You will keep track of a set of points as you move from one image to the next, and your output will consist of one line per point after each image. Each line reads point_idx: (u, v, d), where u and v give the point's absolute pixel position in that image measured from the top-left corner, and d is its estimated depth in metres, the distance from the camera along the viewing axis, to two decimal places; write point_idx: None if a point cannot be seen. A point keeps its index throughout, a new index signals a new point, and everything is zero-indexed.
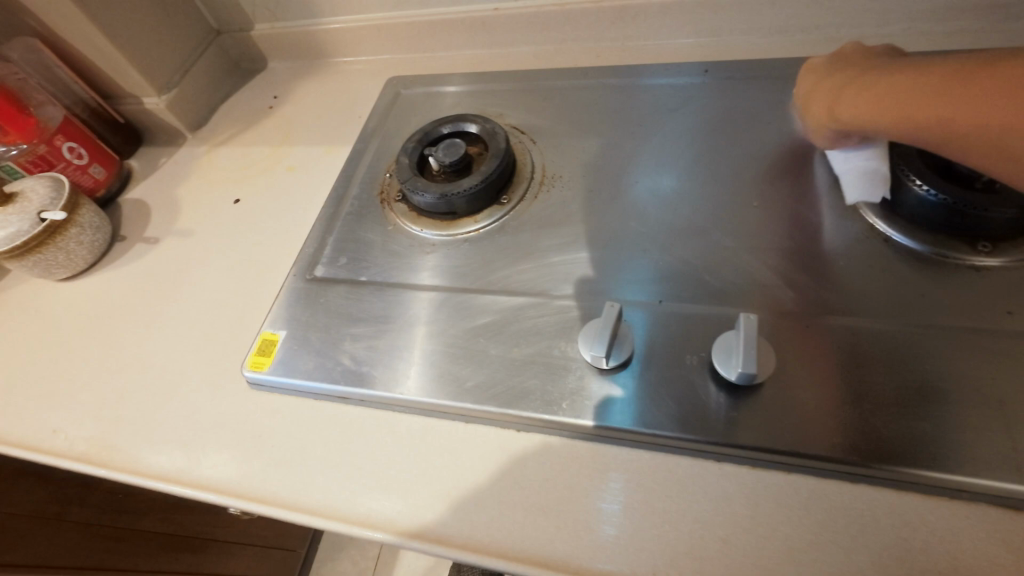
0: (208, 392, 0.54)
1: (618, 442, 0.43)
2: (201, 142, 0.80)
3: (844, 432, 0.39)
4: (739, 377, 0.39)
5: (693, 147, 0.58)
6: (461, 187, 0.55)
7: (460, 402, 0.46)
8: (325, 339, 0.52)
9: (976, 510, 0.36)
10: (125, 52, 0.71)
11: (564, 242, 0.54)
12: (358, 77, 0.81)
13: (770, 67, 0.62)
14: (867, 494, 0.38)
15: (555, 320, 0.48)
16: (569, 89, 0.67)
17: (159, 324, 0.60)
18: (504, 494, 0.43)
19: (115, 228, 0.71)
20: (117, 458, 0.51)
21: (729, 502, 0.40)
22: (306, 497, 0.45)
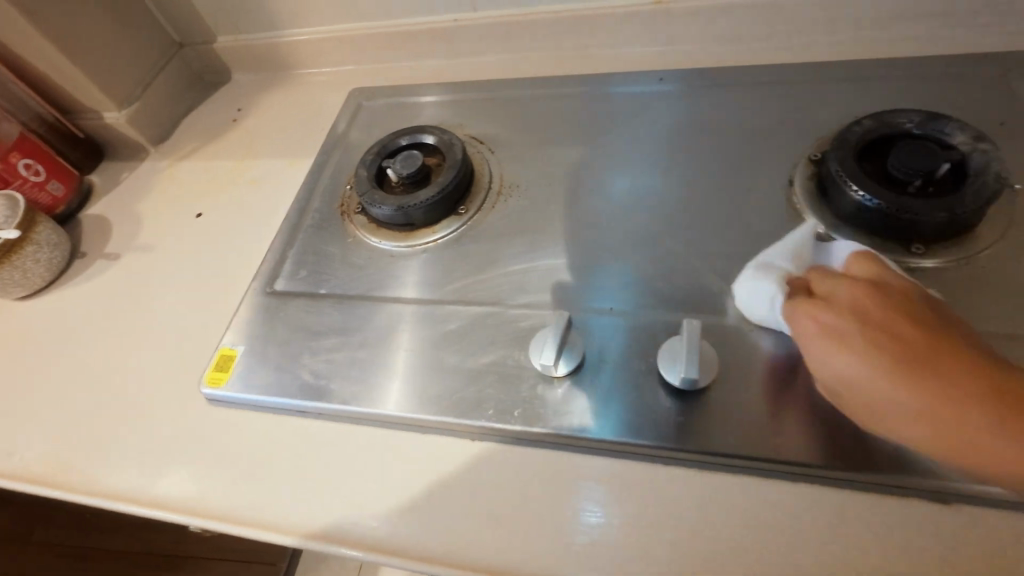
0: (166, 409, 0.54)
1: (571, 448, 0.44)
2: (163, 156, 0.79)
3: (784, 433, 0.40)
4: (682, 382, 0.41)
5: (646, 156, 0.59)
6: (418, 199, 0.55)
7: (415, 413, 0.47)
8: (284, 354, 0.52)
9: (908, 504, 0.38)
10: (83, 67, 0.71)
11: (521, 251, 0.54)
12: (322, 89, 0.81)
13: (723, 74, 0.63)
14: (808, 493, 0.39)
15: (510, 329, 0.49)
16: (528, 99, 0.68)
17: (118, 341, 0.60)
18: (458, 503, 0.43)
19: (75, 244, 0.70)
20: (73, 479, 0.51)
21: (677, 505, 0.41)
22: (263, 513, 0.45)
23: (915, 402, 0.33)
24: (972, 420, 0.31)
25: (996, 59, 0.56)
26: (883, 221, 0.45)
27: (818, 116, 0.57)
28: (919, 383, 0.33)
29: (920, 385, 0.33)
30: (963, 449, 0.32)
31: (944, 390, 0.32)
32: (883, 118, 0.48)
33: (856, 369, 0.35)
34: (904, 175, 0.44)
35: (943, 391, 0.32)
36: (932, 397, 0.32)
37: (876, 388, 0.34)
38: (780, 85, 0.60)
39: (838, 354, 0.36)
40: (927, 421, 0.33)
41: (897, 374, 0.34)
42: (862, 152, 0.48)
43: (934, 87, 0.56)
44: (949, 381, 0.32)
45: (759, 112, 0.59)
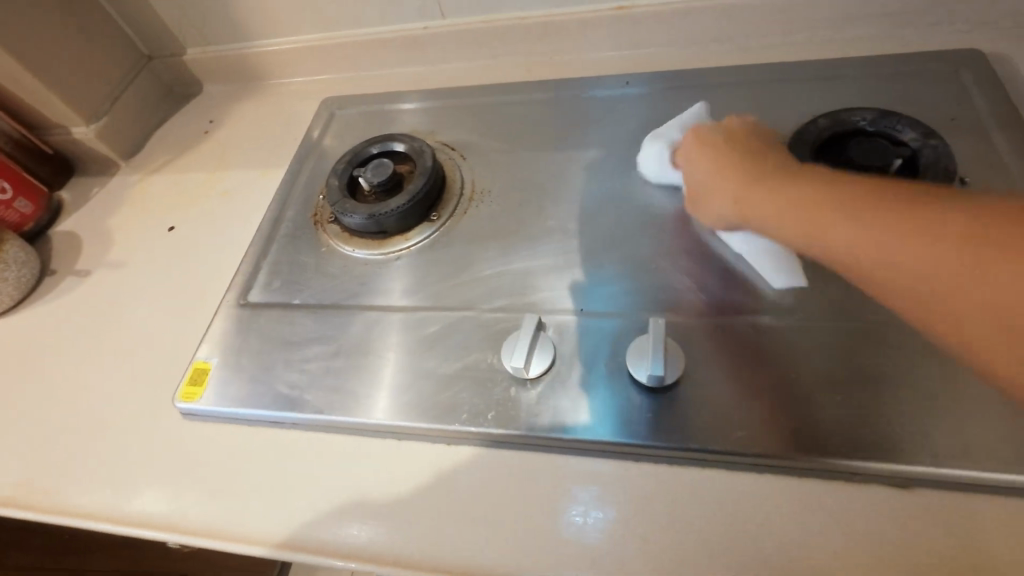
0: (141, 425, 0.53)
1: (544, 449, 0.45)
2: (134, 170, 0.79)
3: (749, 426, 0.41)
4: (648, 379, 0.42)
5: (614, 158, 0.60)
6: (390, 207, 0.56)
7: (391, 420, 0.47)
8: (259, 365, 0.52)
9: (870, 491, 0.39)
10: (49, 83, 0.70)
11: (492, 256, 0.55)
12: (294, 98, 0.81)
13: (687, 77, 0.64)
14: (773, 484, 0.40)
15: (482, 334, 0.49)
16: (499, 105, 0.69)
17: (90, 359, 0.59)
18: (435, 508, 0.44)
19: (44, 262, 0.69)
20: (46, 500, 0.50)
21: (648, 501, 0.41)
22: (239, 525, 0.45)
23: (924, 264, 0.31)
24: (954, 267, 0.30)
25: (945, 56, 0.58)
26: None
27: (779, 115, 0.58)
28: (920, 235, 0.31)
29: (927, 247, 0.31)
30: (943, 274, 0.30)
31: (969, 256, 0.29)
32: (837, 117, 0.50)
33: (854, 227, 0.34)
34: (859, 170, 0.46)
35: (960, 249, 0.30)
36: (940, 262, 0.30)
37: (879, 253, 0.33)
38: (742, 86, 0.62)
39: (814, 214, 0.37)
40: (938, 283, 0.31)
41: (897, 228, 0.32)
42: (819, 149, 0.49)
43: (889, 85, 0.58)
44: (946, 232, 0.30)
45: (722, 112, 0.60)
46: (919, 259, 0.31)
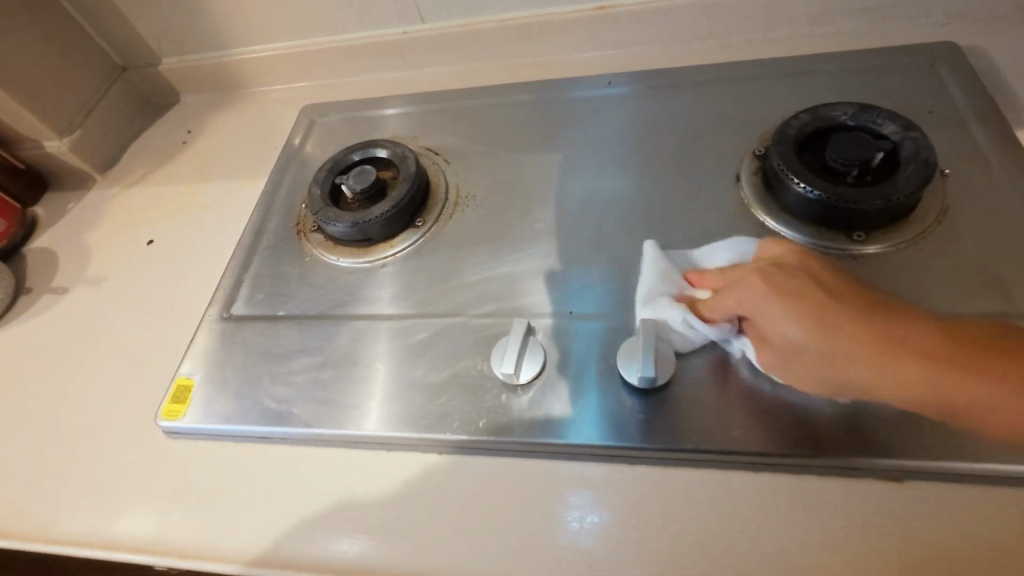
0: (123, 446, 0.52)
1: (538, 455, 0.44)
2: (111, 183, 0.77)
3: (742, 424, 0.41)
4: (639, 381, 0.42)
5: (599, 159, 0.59)
6: (374, 215, 0.55)
7: (381, 431, 0.46)
8: (244, 380, 0.51)
9: (864, 485, 0.39)
10: (19, 96, 0.68)
11: (479, 261, 0.54)
12: (274, 106, 0.80)
13: (669, 75, 0.64)
14: (768, 481, 0.40)
15: (472, 340, 0.49)
16: (482, 108, 0.68)
17: (69, 379, 0.58)
18: (429, 519, 0.43)
19: (19, 280, 0.67)
20: (25, 527, 0.48)
21: (643, 504, 0.41)
22: (229, 545, 0.44)
23: (950, 383, 0.34)
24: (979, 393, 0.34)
25: (921, 49, 0.59)
26: (825, 211, 0.46)
27: (761, 112, 0.59)
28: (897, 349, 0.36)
29: (908, 356, 0.35)
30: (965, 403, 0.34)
31: (940, 362, 0.35)
32: (818, 113, 0.50)
33: (889, 369, 0.35)
34: (841, 166, 0.46)
35: (929, 359, 0.35)
36: (927, 370, 0.35)
37: (871, 369, 0.36)
38: (723, 83, 0.62)
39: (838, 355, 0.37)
40: (958, 401, 0.34)
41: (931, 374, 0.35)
42: (801, 145, 0.49)
43: (867, 78, 0.58)
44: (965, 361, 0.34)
45: (704, 110, 0.60)
46: (901, 376, 0.35)
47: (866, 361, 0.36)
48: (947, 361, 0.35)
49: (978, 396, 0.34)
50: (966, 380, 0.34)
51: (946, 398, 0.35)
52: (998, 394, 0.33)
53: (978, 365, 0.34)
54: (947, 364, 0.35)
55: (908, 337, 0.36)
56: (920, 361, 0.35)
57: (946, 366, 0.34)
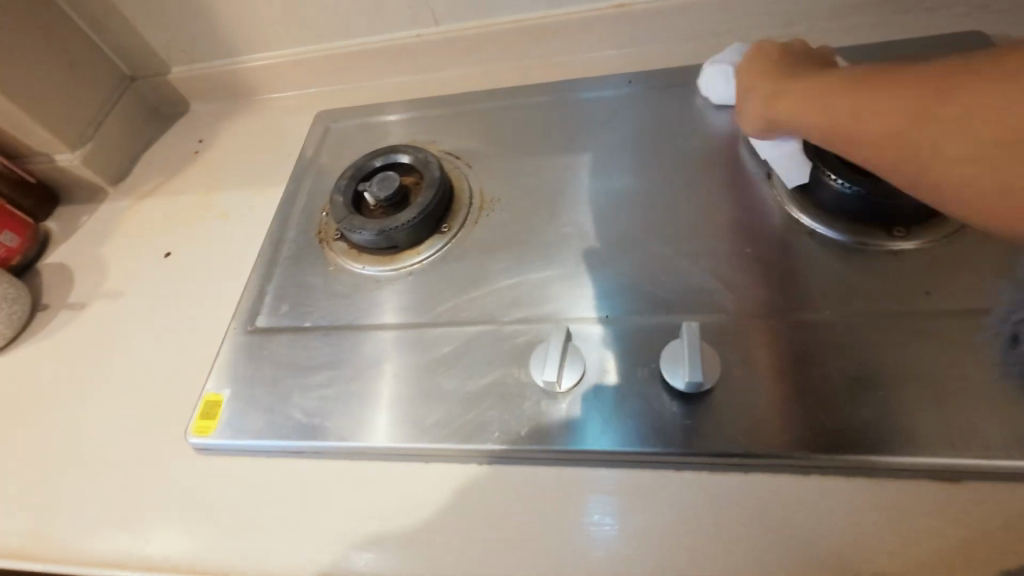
0: (152, 464, 0.51)
1: (580, 464, 0.43)
2: (124, 195, 0.76)
3: (791, 427, 0.40)
4: (686, 386, 0.41)
5: (624, 158, 0.59)
6: (400, 222, 0.54)
7: (419, 442, 0.45)
8: (274, 394, 0.50)
9: (919, 487, 0.38)
10: (29, 110, 0.67)
11: (508, 265, 0.53)
12: (286, 113, 0.79)
13: (690, 73, 0.64)
14: (819, 485, 0.39)
15: (506, 347, 0.48)
16: (500, 110, 0.67)
17: (92, 396, 0.57)
18: (472, 531, 0.42)
19: (35, 297, 0.66)
20: (55, 550, 0.47)
21: (691, 511, 0.40)
22: (268, 563, 0.43)
23: (950, 153, 0.31)
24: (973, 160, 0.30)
25: (947, 40, 0.58)
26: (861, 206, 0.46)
27: None
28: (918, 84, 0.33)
29: (919, 96, 0.32)
30: (963, 177, 0.31)
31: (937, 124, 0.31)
32: None
33: (886, 121, 0.34)
34: None
35: (928, 117, 0.32)
36: (924, 126, 0.32)
37: (873, 117, 0.35)
38: None
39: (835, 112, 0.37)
40: (961, 169, 0.31)
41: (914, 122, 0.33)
42: None
43: None
44: (974, 129, 0.30)
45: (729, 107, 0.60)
46: (905, 102, 0.33)
47: (863, 107, 0.35)
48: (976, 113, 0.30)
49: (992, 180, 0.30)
50: (967, 125, 0.30)
51: (945, 154, 0.31)
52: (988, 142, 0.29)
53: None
54: (966, 133, 0.30)
55: (967, 82, 0.30)
56: (928, 108, 0.32)
57: (951, 120, 0.31)
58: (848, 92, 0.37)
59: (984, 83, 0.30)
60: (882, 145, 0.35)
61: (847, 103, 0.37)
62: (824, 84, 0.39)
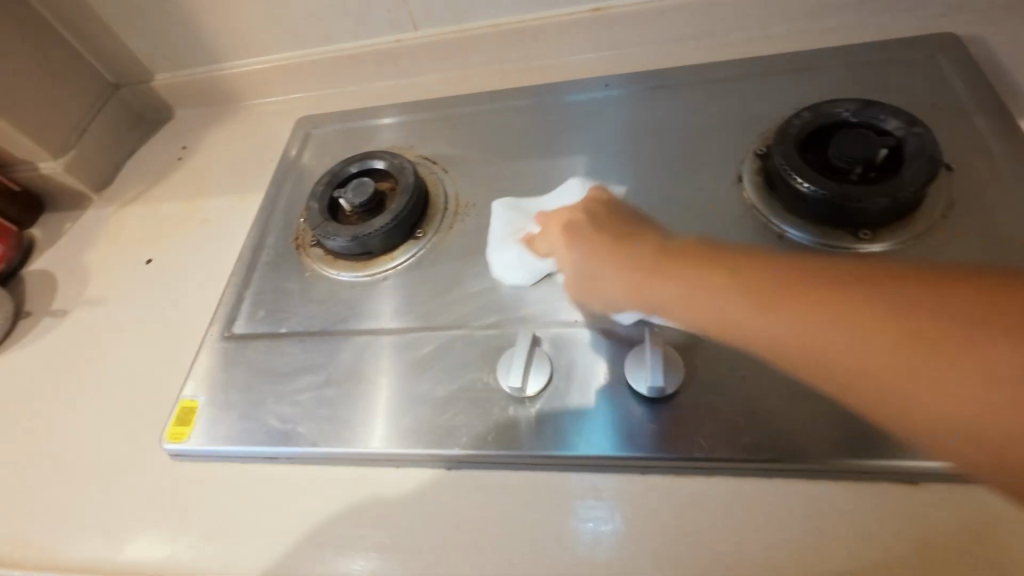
0: (129, 469, 0.51)
1: (547, 467, 0.44)
2: (108, 202, 0.76)
3: (754, 430, 0.41)
4: (649, 391, 0.41)
5: (599, 162, 0.59)
6: (374, 228, 0.54)
7: (390, 448, 0.46)
8: (248, 400, 0.51)
9: (881, 489, 0.38)
10: (12, 118, 0.68)
11: (482, 270, 0.54)
12: (269, 118, 0.80)
13: (666, 75, 0.64)
14: (783, 487, 0.40)
15: (478, 352, 0.48)
16: (478, 115, 0.68)
17: (73, 402, 0.57)
18: (440, 535, 0.43)
19: (18, 304, 0.67)
20: (31, 556, 0.48)
21: (656, 514, 0.40)
22: (238, 568, 0.44)
23: (929, 402, 0.28)
24: (954, 395, 0.28)
25: (921, 41, 0.58)
26: (828, 210, 0.46)
27: (761, 110, 0.58)
28: (877, 312, 0.30)
29: (902, 310, 0.29)
30: (924, 404, 0.28)
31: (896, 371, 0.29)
32: (820, 110, 0.49)
33: (846, 340, 0.30)
34: (845, 163, 0.45)
35: (927, 351, 0.28)
36: (896, 358, 0.29)
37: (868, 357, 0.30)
38: (722, 82, 0.61)
39: (770, 302, 0.33)
40: (923, 417, 0.29)
41: (888, 359, 0.29)
42: (803, 143, 0.49)
43: (867, 73, 0.58)
44: (951, 389, 0.28)
45: (703, 110, 0.60)
46: (868, 344, 0.30)
47: (816, 307, 0.32)
48: (970, 368, 0.27)
49: (950, 393, 0.28)
50: (993, 365, 0.27)
51: (926, 396, 0.28)
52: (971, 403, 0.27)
53: (976, 320, 0.28)
54: (958, 380, 0.27)
55: (954, 341, 0.28)
56: (920, 320, 0.29)
57: (952, 367, 0.28)
58: (780, 320, 0.33)
59: (967, 344, 0.27)
60: (843, 381, 0.31)
61: (796, 321, 0.32)
62: (732, 281, 0.35)
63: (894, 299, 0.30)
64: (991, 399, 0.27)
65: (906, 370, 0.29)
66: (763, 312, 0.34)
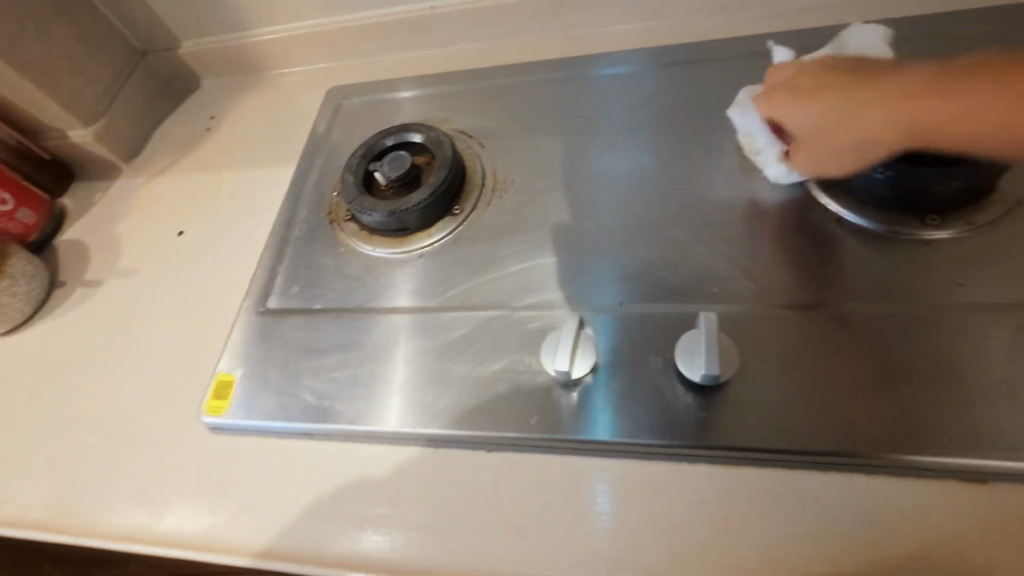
0: (168, 441, 0.52)
1: (592, 454, 0.43)
2: (137, 173, 0.76)
3: (811, 422, 0.39)
4: (702, 379, 0.40)
5: (642, 137, 0.57)
6: (411, 203, 0.53)
7: (430, 429, 0.45)
8: (284, 375, 0.51)
9: (943, 487, 0.37)
10: (41, 84, 0.67)
11: (522, 249, 0.52)
12: (298, 88, 0.78)
13: (714, 47, 0.61)
14: (840, 483, 0.38)
15: (520, 333, 0.47)
16: (515, 86, 0.65)
17: (109, 372, 0.57)
18: (480, 517, 0.42)
19: (53, 273, 0.67)
20: (75, 523, 0.48)
21: (705, 505, 0.39)
22: (278, 542, 0.44)
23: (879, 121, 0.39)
24: (895, 119, 0.38)
25: (990, 15, 0.54)
26: (895, 192, 0.43)
27: None
28: (896, 86, 0.38)
29: (917, 89, 0.37)
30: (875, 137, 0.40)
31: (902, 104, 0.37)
32: None
33: (883, 117, 0.38)
34: None
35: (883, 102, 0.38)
36: (928, 120, 0.37)
37: (886, 122, 0.38)
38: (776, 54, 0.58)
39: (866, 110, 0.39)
40: (901, 121, 0.38)
41: (896, 107, 0.38)
42: None
43: (936, 46, 0.54)
44: (897, 95, 0.38)
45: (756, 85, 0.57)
46: (885, 113, 0.38)
47: (870, 99, 0.39)
48: (890, 102, 0.38)
49: (876, 128, 0.39)
50: (953, 101, 0.35)
51: (894, 132, 0.38)
52: (893, 130, 0.38)
53: (902, 96, 0.37)
54: (882, 105, 0.38)
55: (889, 77, 0.39)
56: (922, 112, 0.37)
57: (905, 112, 0.37)
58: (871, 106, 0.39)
59: (959, 83, 0.35)
60: (909, 95, 0.37)
61: (931, 101, 0.36)
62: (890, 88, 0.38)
63: (901, 81, 0.38)
64: (888, 130, 0.39)
65: (923, 90, 0.36)
66: (902, 117, 0.38)
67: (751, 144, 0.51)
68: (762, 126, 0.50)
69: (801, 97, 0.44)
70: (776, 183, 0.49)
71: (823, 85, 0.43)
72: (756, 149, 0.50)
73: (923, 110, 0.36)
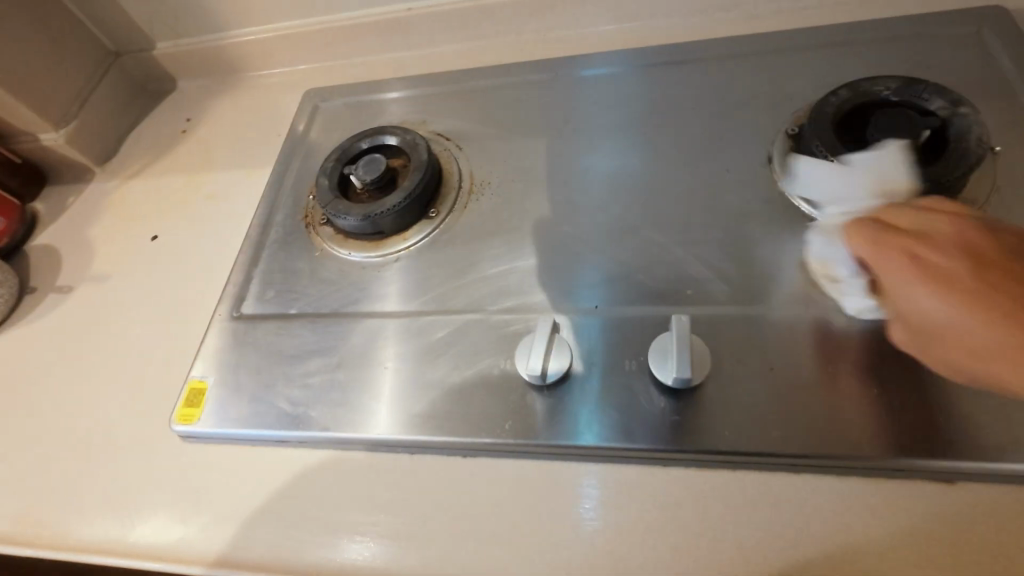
0: (140, 449, 0.51)
1: (567, 458, 0.43)
2: (111, 176, 0.74)
3: (783, 425, 0.39)
4: (674, 382, 0.40)
5: (619, 139, 0.56)
6: (386, 207, 0.53)
7: (405, 435, 0.45)
8: (258, 382, 0.50)
9: (912, 487, 0.37)
10: (10, 86, 0.65)
11: (499, 252, 0.52)
12: (276, 90, 0.77)
13: (691, 49, 0.61)
14: (811, 484, 0.38)
15: (495, 337, 0.47)
16: (494, 88, 0.65)
17: (80, 380, 0.56)
18: (455, 523, 0.42)
19: (23, 279, 0.66)
20: (43, 535, 0.47)
21: (679, 509, 0.39)
22: (251, 552, 0.43)
23: (970, 336, 0.34)
24: (966, 326, 0.34)
25: (961, 17, 0.55)
26: None
27: (794, 88, 0.55)
28: (988, 318, 0.34)
29: (992, 322, 0.33)
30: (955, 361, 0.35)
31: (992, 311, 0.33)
32: (859, 88, 0.47)
33: (995, 343, 0.33)
34: (884, 145, 0.43)
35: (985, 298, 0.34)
36: (1003, 354, 0.33)
37: (990, 365, 0.34)
38: (752, 56, 0.58)
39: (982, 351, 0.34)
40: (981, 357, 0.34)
41: (990, 332, 0.33)
42: (840, 124, 0.46)
43: (908, 48, 0.54)
44: (992, 322, 0.33)
45: (732, 87, 0.57)
46: (984, 331, 0.33)
47: (966, 336, 0.34)
48: (1000, 321, 0.33)
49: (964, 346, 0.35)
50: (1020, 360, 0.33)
51: (977, 356, 0.34)
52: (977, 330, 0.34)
53: (981, 322, 0.34)
54: (973, 317, 0.34)
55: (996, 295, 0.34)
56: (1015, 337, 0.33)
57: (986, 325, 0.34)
58: (988, 324, 0.33)
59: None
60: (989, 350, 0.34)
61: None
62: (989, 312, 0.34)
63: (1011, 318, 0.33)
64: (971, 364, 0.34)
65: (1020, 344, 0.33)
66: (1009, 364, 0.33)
67: (827, 270, 0.42)
68: (844, 255, 0.41)
69: (929, 280, 0.36)
70: (857, 315, 0.41)
71: (944, 266, 0.36)
72: (835, 278, 0.42)
73: (996, 316, 0.33)
